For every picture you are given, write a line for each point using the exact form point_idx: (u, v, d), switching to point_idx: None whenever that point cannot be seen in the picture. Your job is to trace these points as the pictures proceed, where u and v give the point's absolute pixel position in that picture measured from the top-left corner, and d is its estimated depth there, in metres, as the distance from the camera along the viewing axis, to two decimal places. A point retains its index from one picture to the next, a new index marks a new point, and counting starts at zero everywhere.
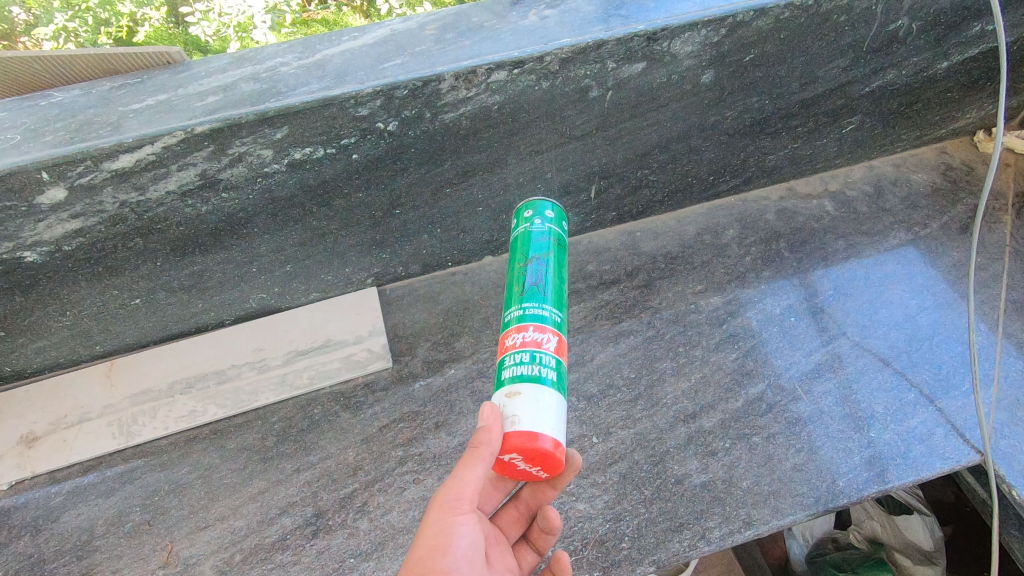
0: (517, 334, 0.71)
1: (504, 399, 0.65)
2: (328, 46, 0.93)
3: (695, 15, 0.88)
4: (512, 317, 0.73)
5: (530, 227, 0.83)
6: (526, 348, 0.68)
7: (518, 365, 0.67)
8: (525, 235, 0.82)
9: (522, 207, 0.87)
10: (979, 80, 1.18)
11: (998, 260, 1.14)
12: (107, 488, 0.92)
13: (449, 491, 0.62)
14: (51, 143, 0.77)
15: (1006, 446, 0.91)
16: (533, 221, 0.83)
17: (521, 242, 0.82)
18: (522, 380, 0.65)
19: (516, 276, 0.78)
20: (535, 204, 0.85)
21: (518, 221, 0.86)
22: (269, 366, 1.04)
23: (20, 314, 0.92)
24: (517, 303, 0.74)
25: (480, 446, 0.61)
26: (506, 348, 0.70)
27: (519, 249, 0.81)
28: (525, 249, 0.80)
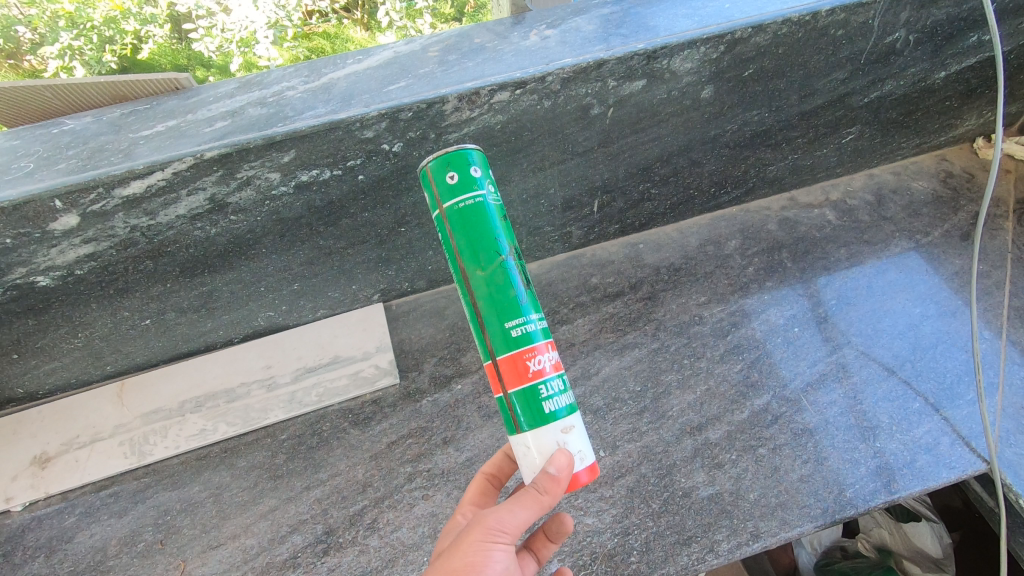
0: (535, 358, 0.64)
1: (560, 435, 0.63)
2: (333, 69, 0.95)
3: (694, 33, 0.89)
4: (520, 336, 0.64)
5: (483, 195, 0.66)
6: (555, 373, 0.65)
7: (556, 396, 0.64)
8: (482, 206, 0.66)
9: (459, 157, 0.65)
10: (977, 88, 1.19)
11: (1000, 267, 1.14)
12: (120, 508, 0.93)
13: (498, 521, 0.59)
14: (63, 171, 0.78)
15: (1013, 455, 0.91)
16: (486, 188, 0.66)
17: (482, 219, 0.65)
18: (569, 411, 0.64)
19: (498, 273, 0.65)
20: (478, 161, 0.67)
21: (457, 181, 0.65)
22: (279, 383, 1.05)
23: (33, 337, 0.94)
24: (521, 315, 0.64)
25: (549, 497, 0.59)
26: (533, 375, 0.64)
27: (483, 234, 0.65)
28: (488, 228, 0.65)
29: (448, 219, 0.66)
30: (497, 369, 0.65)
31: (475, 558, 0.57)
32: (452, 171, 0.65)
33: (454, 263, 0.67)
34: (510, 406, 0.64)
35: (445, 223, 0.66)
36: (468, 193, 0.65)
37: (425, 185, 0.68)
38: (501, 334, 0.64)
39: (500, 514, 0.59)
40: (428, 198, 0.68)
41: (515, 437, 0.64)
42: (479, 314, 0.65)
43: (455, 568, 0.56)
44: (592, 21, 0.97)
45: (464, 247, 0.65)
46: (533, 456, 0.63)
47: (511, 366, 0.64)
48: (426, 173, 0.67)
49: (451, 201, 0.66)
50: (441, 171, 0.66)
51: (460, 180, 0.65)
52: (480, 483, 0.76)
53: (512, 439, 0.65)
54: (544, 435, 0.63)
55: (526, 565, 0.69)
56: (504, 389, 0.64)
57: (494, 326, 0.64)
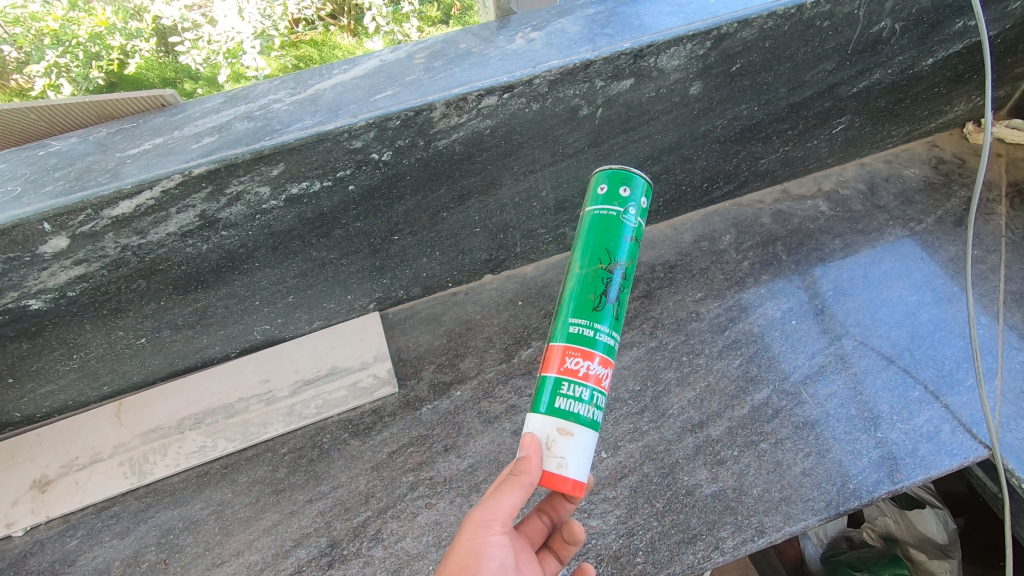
0: (582, 360, 0.66)
1: (553, 430, 0.63)
2: (320, 80, 0.95)
3: (680, 30, 0.89)
4: (577, 331, 0.66)
5: (626, 216, 0.70)
6: (591, 385, 0.65)
7: (576, 400, 0.64)
8: (617, 224, 0.70)
9: (632, 180, 0.70)
10: (964, 73, 1.19)
11: (994, 252, 1.14)
12: (122, 529, 0.92)
13: (483, 511, 0.62)
14: (51, 194, 0.78)
15: (1014, 440, 0.91)
16: (627, 210, 0.70)
17: (606, 232, 0.70)
18: (581, 421, 0.64)
19: (592, 277, 0.68)
20: (640, 188, 0.71)
21: (608, 193, 0.70)
22: (277, 397, 1.04)
23: (27, 361, 0.93)
24: (585, 320, 0.67)
25: (526, 475, 0.61)
26: (566, 370, 0.65)
27: (604, 242, 0.69)
28: (612, 243, 0.69)
29: (588, 220, 0.71)
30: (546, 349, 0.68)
31: (471, 554, 0.60)
32: (606, 184, 0.71)
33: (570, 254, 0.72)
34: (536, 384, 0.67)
35: (581, 223, 0.72)
36: (608, 204, 0.70)
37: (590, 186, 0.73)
38: (564, 325, 0.68)
39: (487, 506, 0.62)
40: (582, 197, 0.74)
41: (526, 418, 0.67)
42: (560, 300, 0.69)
43: (453, 564, 0.59)
44: (577, 22, 0.97)
45: (584, 245, 0.70)
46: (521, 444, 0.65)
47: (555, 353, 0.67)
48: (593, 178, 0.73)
49: (598, 207, 0.70)
50: (605, 183, 0.71)
51: (615, 194, 0.70)
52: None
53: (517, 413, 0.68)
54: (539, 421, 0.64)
55: (547, 565, 0.74)
56: (543, 369, 0.67)
57: (564, 316, 0.68)
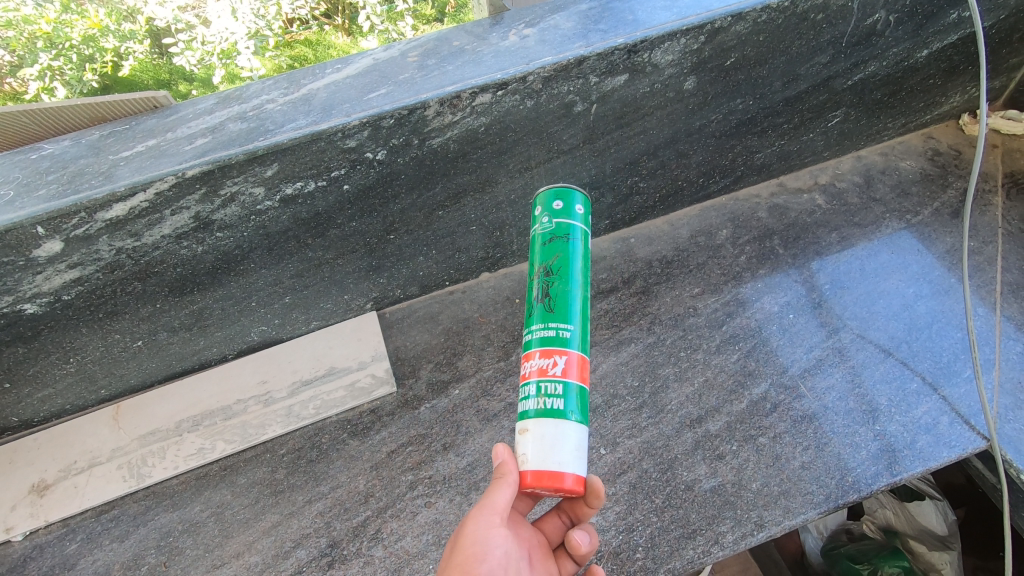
0: (527, 362, 0.69)
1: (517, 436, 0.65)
2: (312, 80, 0.94)
3: (673, 25, 0.89)
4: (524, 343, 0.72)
5: (562, 222, 0.75)
6: (530, 380, 0.67)
7: (524, 399, 0.67)
8: (555, 228, 0.74)
9: (562, 192, 0.76)
10: (960, 65, 1.19)
11: (991, 243, 1.14)
12: (121, 532, 0.92)
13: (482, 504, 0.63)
14: (44, 197, 0.77)
15: (1012, 430, 0.91)
16: (558, 216, 0.75)
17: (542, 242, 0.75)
18: (528, 415, 0.65)
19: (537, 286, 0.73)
20: (579, 199, 0.76)
21: (540, 213, 0.77)
22: (275, 398, 1.04)
23: (24, 365, 0.93)
24: (528, 324, 0.71)
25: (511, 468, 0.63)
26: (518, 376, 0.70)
27: (542, 252, 0.74)
28: (552, 247, 0.74)
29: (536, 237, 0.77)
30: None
31: (475, 548, 0.60)
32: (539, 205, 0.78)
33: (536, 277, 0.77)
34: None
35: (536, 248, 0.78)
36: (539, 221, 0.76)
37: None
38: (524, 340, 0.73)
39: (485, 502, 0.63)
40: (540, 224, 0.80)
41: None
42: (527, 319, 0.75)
43: (457, 560, 0.60)
44: (570, 18, 0.97)
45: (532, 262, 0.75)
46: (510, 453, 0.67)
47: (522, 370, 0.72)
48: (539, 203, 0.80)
49: (541, 221, 0.76)
50: (544, 201, 0.77)
51: (550, 207, 0.76)
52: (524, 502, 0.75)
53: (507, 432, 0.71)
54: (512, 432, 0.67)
55: (563, 566, 0.73)
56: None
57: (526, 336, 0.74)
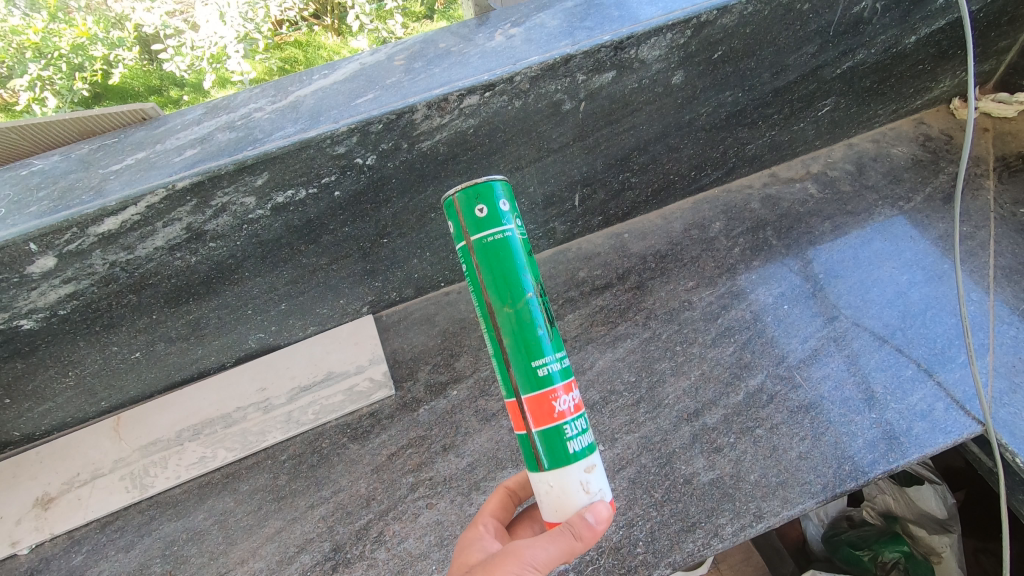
0: (560, 397, 0.62)
1: (583, 475, 0.60)
2: (300, 86, 0.94)
3: (660, 20, 0.89)
4: (542, 378, 0.62)
5: (510, 231, 0.63)
6: (582, 412, 0.63)
7: (579, 435, 0.61)
8: (509, 241, 0.63)
9: (485, 191, 0.62)
10: (948, 50, 1.19)
11: (983, 227, 1.15)
12: (127, 542, 0.93)
13: (533, 556, 0.56)
14: (36, 214, 0.77)
15: (1007, 414, 0.91)
16: (508, 227, 0.63)
17: (511, 255, 0.63)
18: (591, 449, 0.61)
19: (525, 311, 0.63)
20: (502, 193, 0.63)
21: (485, 216, 0.62)
22: (274, 405, 1.05)
23: (23, 380, 0.93)
24: (547, 354, 0.62)
25: (584, 545, 0.56)
26: (558, 415, 0.61)
27: (514, 267, 0.62)
28: (514, 267, 0.62)
29: (475, 252, 0.63)
30: (519, 408, 0.62)
31: None
32: (481, 205, 0.62)
33: (480, 299, 0.64)
34: (533, 445, 0.61)
35: (472, 257, 0.63)
36: (493, 228, 0.62)
37: (450, 216, 0.64)
38: (528, 373, 0.62)
39: (535, 550, 0.56)
40: (454, 230, 0.65)
41: (536, 476, 0.61)
42: (506, 349, 0.63)
43: None
44: (556, 16, 0.97)
45: (495, 278, 0.62)
46: (554, 497, 0.60)
47: (535, 407, 0.61)
48: (450, 203, 0.63)
49: (478, 234, 0.62)
50: (468, 204, 0.62)
51: (489, 214, 0.62)
52: (500, 496, 0.72)
53: (533, 474, 0.62)
54: (569, 476, 0.60)
55: None
56: (528, 427, 0.62)
57: (519, 370, 0.62)
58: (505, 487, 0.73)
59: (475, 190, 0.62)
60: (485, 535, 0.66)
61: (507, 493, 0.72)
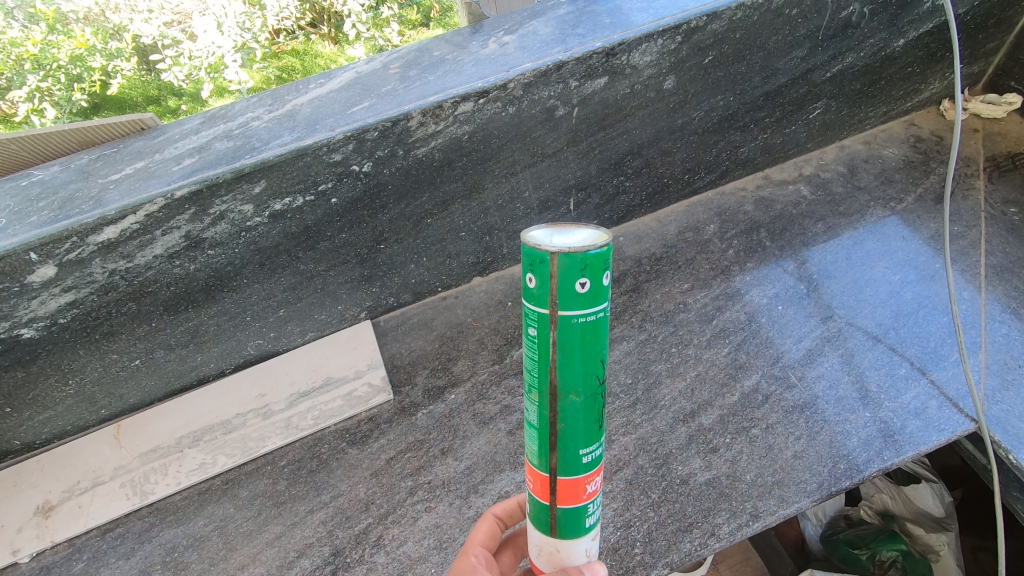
0: (596, 480, 0.58)
1: (589, 544, 0.59)
2: (296, 95, 0.96)
3: (650, 26, 0.90)
4: (587, 463, 0.56)
5: (604, 310, 0.50)
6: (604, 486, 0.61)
7: (598, 509, 0.59)
8: (599, 321, 0.50)
9: (599, 263, 0.47)
10: (936, 52, 1.20)
11: (974, 227, 1.16)
12: (126, 549, 0.93)
13: None
14: (36, 223, 0.79)
15: (1000, 411, 0.91)
16: (602, 305, 0.49)
17: (595, 338, 0.51)
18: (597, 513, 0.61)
19: (592, 399, 0.54)
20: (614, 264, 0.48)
21: (587, 293, 0.48)
22: (274, 411, 1.05)
23: (24, 389, 0.94)
24: (598, 441, 0.56)
25: None
26: (588, 497, 0.57)
27: (593, 353, 0.52)
28: (596, 351, 0.52)
29: (556, 328, 0.49)
30: (551, 485, 0.57)
31: None
32: (586, 279, 0.47)
33: (541, 371, 0.53)
34: (552, 517, 0.58)
35: (549, 330, 0.50)
36: (590, 308, 0.49)
37: (537, 272, 0.48)
38: (574, 457, 0.56)
39: None
40: (534, 288, 0.49)
41: (540, 534, 0.59)
42: (559, 434, 0.54)
43: None
44: (548, 23, 0.98)
45: (570, 361, 0.51)
46: (556, 558, 0.59)
47: (568, 488, 0.56)
48: (545, 261, 0.46)
49: (572, 311, 0.48)
50: (570, 274, 0.47)
51: (591, 290, 0.48)
52: (489, 524, 0.72)
53: (534, 531, 0.60)
54: (577, 546, 0.59)
55: None
56: (555, 503, 0.57)
57: (565, 454, 0.55)
58: (492, 514, 0.72)
59: (583, 256, 0.46)
60: (477, 568, 0.65)
61: (495, 521, 0.72)
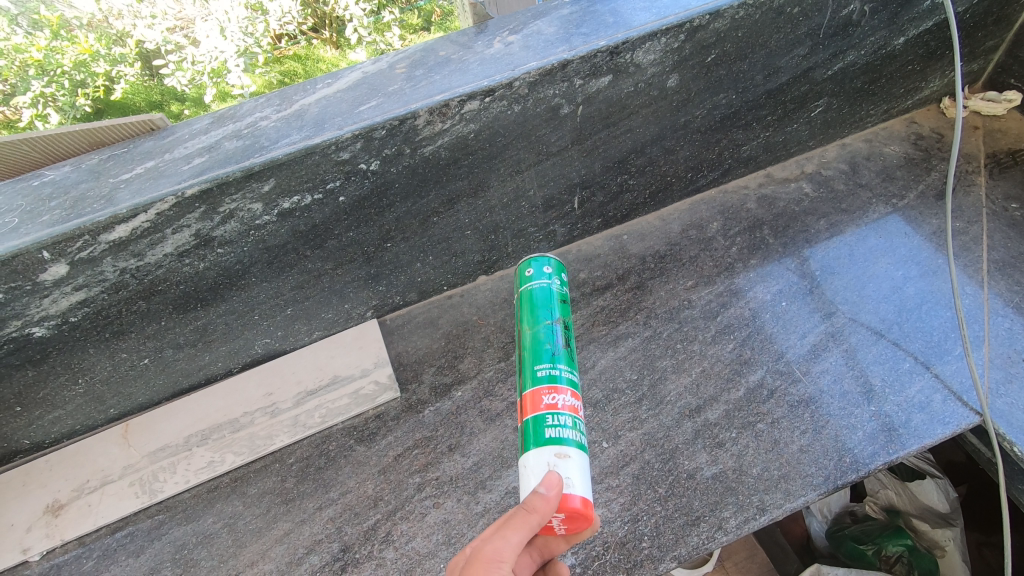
0: (555, 394, 0.74)
1: (553, 458, 0.67)
2: (304, 96, 0.97)
3: (654, 25, 0.91)
4: (542, 375, 0.77)
5: (548, 285, 0.89)
6: (570, 413, 0.72)
7: (562, 426, 0.70)
8: (546, 292, 0.88)
9: (537, 260, 0.91)
10: (936, 50, 1.21)
11: (976, 222, 1.16)
12: (136, 547, 0.93)
13: (490, 549, 0.60)
14: (48, 223, 0.79)
15: (1004, 404, 0.92)
16: (551, 278, 0.89)
17: (544, 299, 0.87)
18: (572, 444, 0.69)
19: (543, 331, 0.83)
20: (552, 263, 0.92)
21: (532, 274, 0.90)
22: (281, 409, 1.06)
23: (34, 388, 0.95)
24: (551, 362, 0.78)
25: (538, 515, 0.60)
26: (546, 406, 0.73)
27: (544, 306, 0.86)
28: (545, 307, 0.86)
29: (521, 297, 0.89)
30: (520, 401, 0.76)
31: None
32: (531, 267, 0.91)
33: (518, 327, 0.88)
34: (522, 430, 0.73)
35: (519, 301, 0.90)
36: (534, 282, 0.89)
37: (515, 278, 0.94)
38: (532, 374, 0.78)
39: (495, 543, 0.60)
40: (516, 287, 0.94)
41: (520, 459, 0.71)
42: (522, 358, 0.82)
43: None
44: (552, 23, 0.99)
45: (530, 312, 0.86)
46: (526, 477, 0.68)
47: (530, 399, 0.75)
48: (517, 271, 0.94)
49: (527, 286, 0.90)
50: (525, 268, 0.91)
51: (535, 274, 0.90)
52: None
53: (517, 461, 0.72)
54: (539, 457, 0.68)
55: None
56: (523, 416, 0.74)
57: (528, 371, 0.79)
58: None
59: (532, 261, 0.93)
60: None
61: None
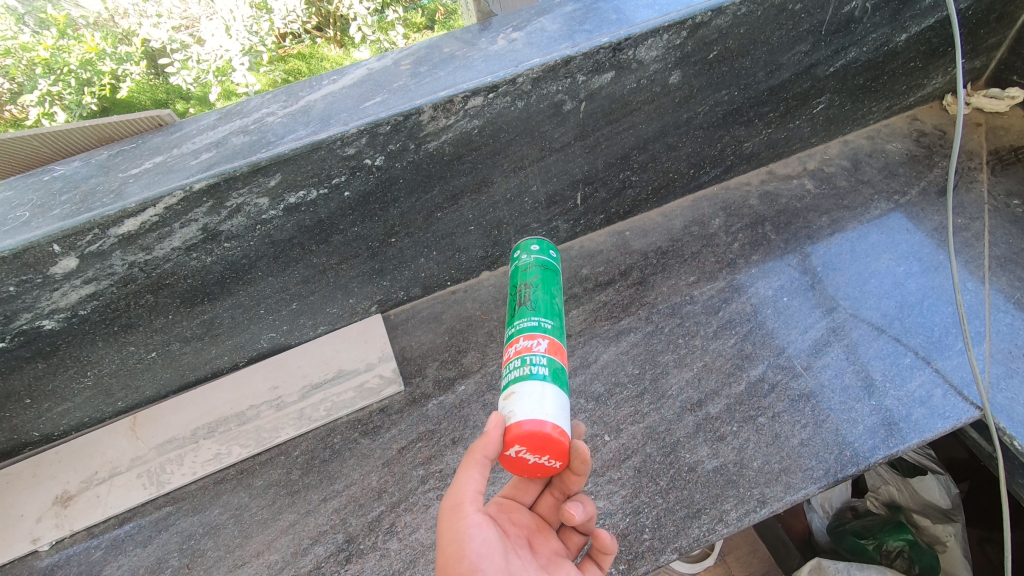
0: (511, 347, 0.75)
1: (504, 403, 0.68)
2: (310, 92, 0.98)
3: (656, 22, 0.92)
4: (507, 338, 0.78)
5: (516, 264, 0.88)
6: (521, 354, 0.72)
7: (512, 371, 0.70)
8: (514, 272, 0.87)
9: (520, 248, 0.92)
10: (938, 47, 1.22)
11: (978, 219, 1.17)
12: (144, 538, 0.95)
13: (448, 498, 0.63)
14: (59, 216, 0.81)
15: (1005, 399, 0.92)
16: (520, 257, 0.88)
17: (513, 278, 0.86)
18: (515, 381, 0.68)
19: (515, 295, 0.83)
20: (527, 242, 0.90)
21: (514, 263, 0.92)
22: (287, 403, 1.07)
23: (44, 380, 0.96)
24: (513, 321, 0.79)
25: (478, 451, 0.63)
26: (504, 362, 0.74)
27: (515, 280, 0.86)
28: (513, 283, 0.85)
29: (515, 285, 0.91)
30: None
31: (454, 545, 0.61)
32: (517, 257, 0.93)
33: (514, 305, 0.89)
34: None
35: None
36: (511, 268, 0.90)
37: None
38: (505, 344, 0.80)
39: (454, 491, 0.64)
40: None
41: None
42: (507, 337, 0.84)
43: (440, 559, 0.61)
44: (556, 20, 1.00)
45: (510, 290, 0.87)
46: None
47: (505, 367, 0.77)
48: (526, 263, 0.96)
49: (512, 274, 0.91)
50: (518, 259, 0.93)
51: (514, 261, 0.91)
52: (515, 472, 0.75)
53: None
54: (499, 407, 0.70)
55: (573, 539, 0.74)
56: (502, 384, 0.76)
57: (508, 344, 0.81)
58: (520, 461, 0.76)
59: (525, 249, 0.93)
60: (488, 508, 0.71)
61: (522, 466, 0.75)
